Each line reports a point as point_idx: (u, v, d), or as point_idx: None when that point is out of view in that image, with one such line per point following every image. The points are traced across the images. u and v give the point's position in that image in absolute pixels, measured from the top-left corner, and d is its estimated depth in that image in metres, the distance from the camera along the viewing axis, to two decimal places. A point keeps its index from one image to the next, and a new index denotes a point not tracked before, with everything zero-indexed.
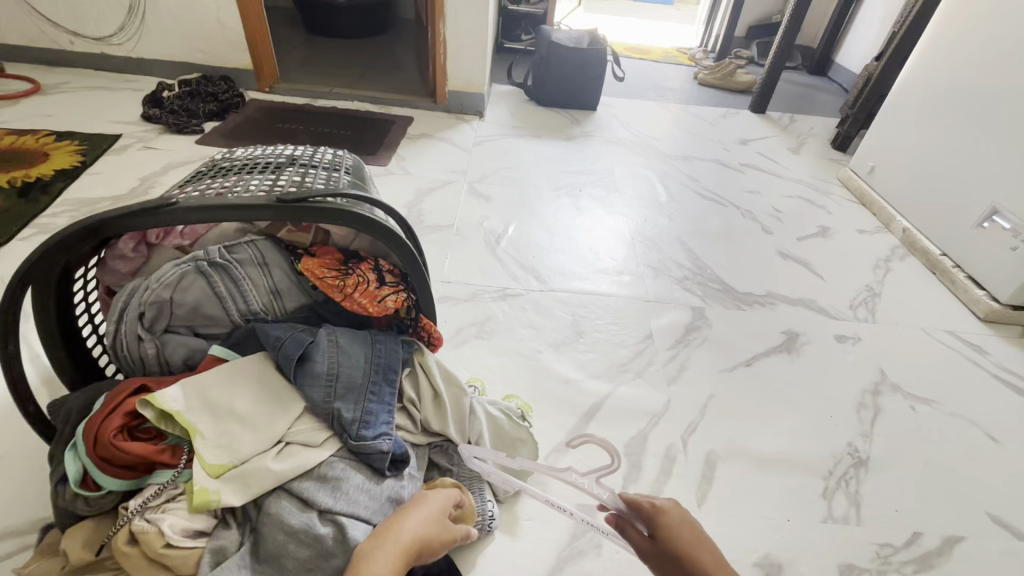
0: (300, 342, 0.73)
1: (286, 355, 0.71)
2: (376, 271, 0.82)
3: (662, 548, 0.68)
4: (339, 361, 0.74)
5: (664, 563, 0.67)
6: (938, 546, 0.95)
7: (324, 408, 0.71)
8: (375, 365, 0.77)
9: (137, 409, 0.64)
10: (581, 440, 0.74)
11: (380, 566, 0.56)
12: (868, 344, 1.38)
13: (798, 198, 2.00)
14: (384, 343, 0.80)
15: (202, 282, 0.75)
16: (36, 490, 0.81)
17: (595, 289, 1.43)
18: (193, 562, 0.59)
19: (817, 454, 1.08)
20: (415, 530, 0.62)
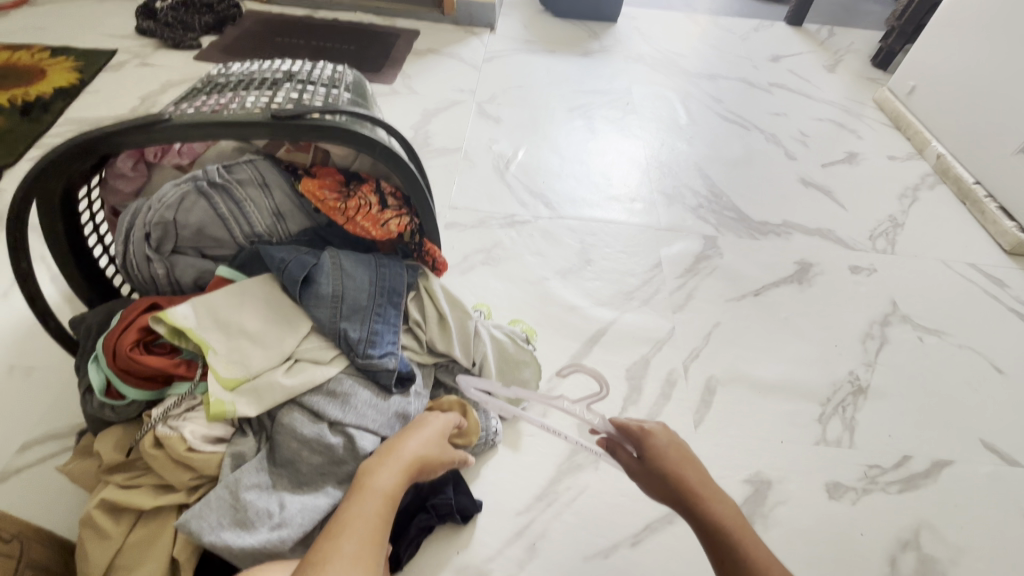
0: (304, 264, 0.74)
1: (291, 277, 0.73)
2: (378, 193, 0.80)
3: (649, 466, 0.71)
4: (344, 283, 0.75)
5: (651, 479, 0.71)
6: (926, 468, 0.98)
7: (331, 327, 0.73)
8: (379, 288, 0.77)
9: (150, 325, 0.66)
10: (570, 368, 0.77)
11: (384, 481, 0.61)
12: (883, 275, 1.35)
13: (828, 121, 1.88)
14: (388, 267, 0.80)
15: (202, 203, 0.74)
16: (70, 399, 0.87)
17: (605, 216, 1.39)
18: (215, 465, 0.64)
19: (817, 381, 1.10)
20: (415, 449, 0.66)
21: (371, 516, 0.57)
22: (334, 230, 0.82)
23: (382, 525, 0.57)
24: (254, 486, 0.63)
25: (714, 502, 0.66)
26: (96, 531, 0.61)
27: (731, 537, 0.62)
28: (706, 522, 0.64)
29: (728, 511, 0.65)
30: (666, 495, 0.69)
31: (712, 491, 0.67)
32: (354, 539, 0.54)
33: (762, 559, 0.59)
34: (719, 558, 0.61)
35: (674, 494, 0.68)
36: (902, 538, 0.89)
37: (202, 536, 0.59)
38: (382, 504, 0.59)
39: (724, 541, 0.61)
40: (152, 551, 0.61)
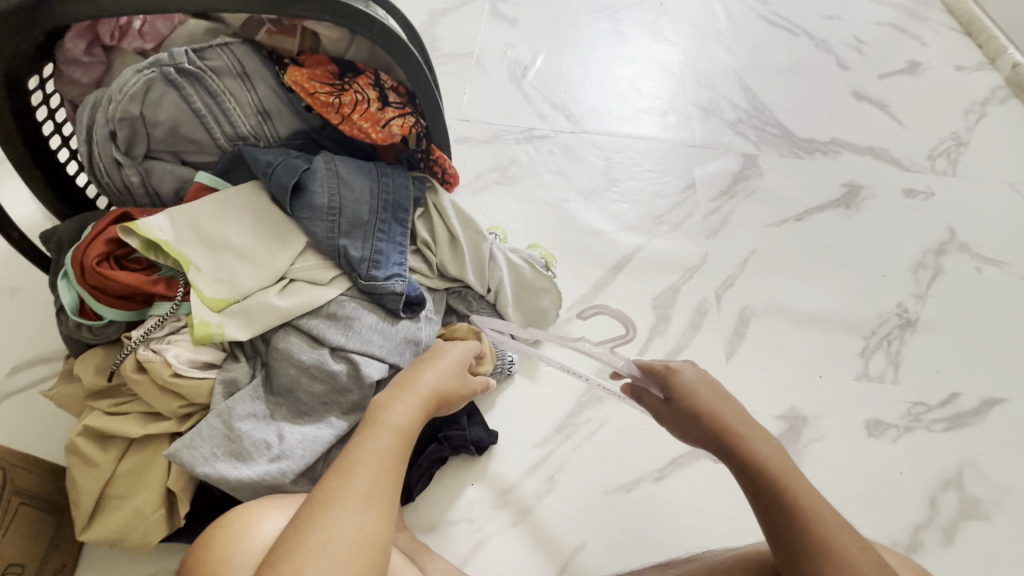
0: (294, 169, 0.64)
1: (279, 184, 0.63)
2: (377, 87, 0.67)
3: (680, 406, 0.65)
4: (341, 194, 0.65)
5: (684, 421, 0.64)
6: (975, 407, 0.91)
7: (328, 243, 0.64)
8: (382, 201, 0.68)
9: (121, 237, 0.58)
10: (592, 311, 0.68)
11: (397, 416, 0.53)
12: (941, 200, 1.21)
13: (891, 20, 1.63)
14: (392, 177, 0.70)
15: (172, 95, 0.64)
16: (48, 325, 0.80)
17: (634, 131, 1.24)
18: (206, 392, 0.58)
19: (862, 313, 1.01)
20: (431, 381, 0.58)
21: (384, 455, 0.49)
22: (329, 134, 0.71)
23: (397, 463, 0.50)
24: (249, 416, 0.58)
25: (758, 443, 0.59)
26: (82, 459, 0.57)
27: (779, 481, 0.55)
28: (749, 465, 0.58)
29: (775, 452, 0.58)
30: (702, 437, 0.62)
31: (755, 431, 0.60)
32: (365, 479, 0.47)
33: (814, 506, 0.53)
34: (766, 504, 0.55)
35: (710, 435, 0.61)
36: (944, 478, 0.83)
37: (195, 467, 0.55)
38: (397, 441, 0.51)
39: (771, 485, 0.55)
40: (145, 481, 0.57)
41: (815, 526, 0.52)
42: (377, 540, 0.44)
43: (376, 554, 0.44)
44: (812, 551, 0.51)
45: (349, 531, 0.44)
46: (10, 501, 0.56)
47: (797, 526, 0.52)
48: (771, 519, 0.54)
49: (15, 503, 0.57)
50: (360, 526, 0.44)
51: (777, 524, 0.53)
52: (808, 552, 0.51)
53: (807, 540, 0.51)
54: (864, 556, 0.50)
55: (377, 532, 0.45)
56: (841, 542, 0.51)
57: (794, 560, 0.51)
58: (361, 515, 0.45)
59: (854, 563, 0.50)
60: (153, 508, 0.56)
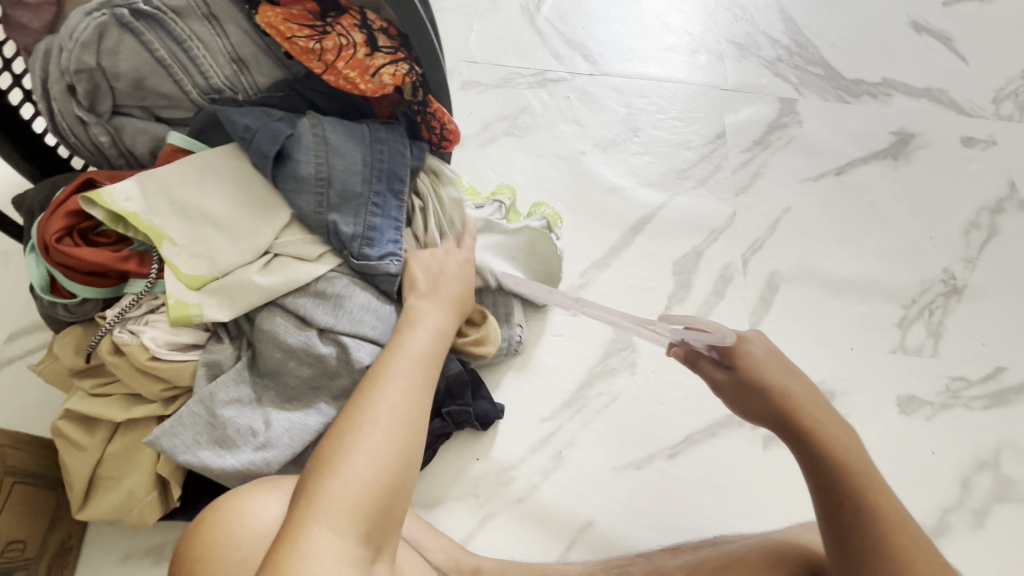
0: (276, 134, 0.57)
1: (260, 152, 0.56)
2: (364, 28, 0.58)
3: (746, 380, 0.59)
4: (329, 163, 0.58)
5: (755, 397, 0.59)
6: (1020, 383, 0.85)
7: (316, 219, 0.58)
8: (376, 171, 0.60)
9: (84, 210, 0.53)
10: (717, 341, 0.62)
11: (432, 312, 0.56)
12: (1003, 150, 1.08)
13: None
14: (387, 143, 0.62)
15: (132, 41, 0.57)
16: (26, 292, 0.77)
17: (660, 73, 1.12)
18: (189, 375, 0.55)
19: (902, 280, 0.92)
20: (455, 281, 0.61)
21: (427, 339, 0.53)
22: (314, 84, 0.63)
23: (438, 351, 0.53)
24: (233, 402, 0.55)
25: (832, 429, 0.54)
26: (70, 441, 0.55)
27: (858, 480, 0.51)
28: (818, 451, 0.53)
29: (851, 440, 0.54)
30: (767, 413, 0.58)
31: (831, 416, 0.55)
32: (415, 354, 0.51)
33: (894, 519, 0.49)
34: (840, 502, 0.50)
35: (779, 416, 0.57)
36: (979, 458, 0.78)
37: (176, 454, 0.53)
38: (436, 337, 0.54)
39: (853, 483, 0.51)
40: (136, 463, 0.55)
41: (893, 538, 0.48)
42: (422, 403, 0.47)
43: (424, 413, 0.48)
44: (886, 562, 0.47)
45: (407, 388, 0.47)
46: (2, 481, 0.55)
47: (869, 535, 0.48)
48: (827, 502, 0.51)
49: (9, 482, 0.55)
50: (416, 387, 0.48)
51: (847, 529, 0.49)
52: (882, 562, 0.47)
53: (886, 551, 0.47)
54: (937, 571, 0.46)
55: (424, 397, 0.48)
56: (919, 556, 0.47)
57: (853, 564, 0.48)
58: (409, 385, 0.48)
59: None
60: (145, 490, 0.55)
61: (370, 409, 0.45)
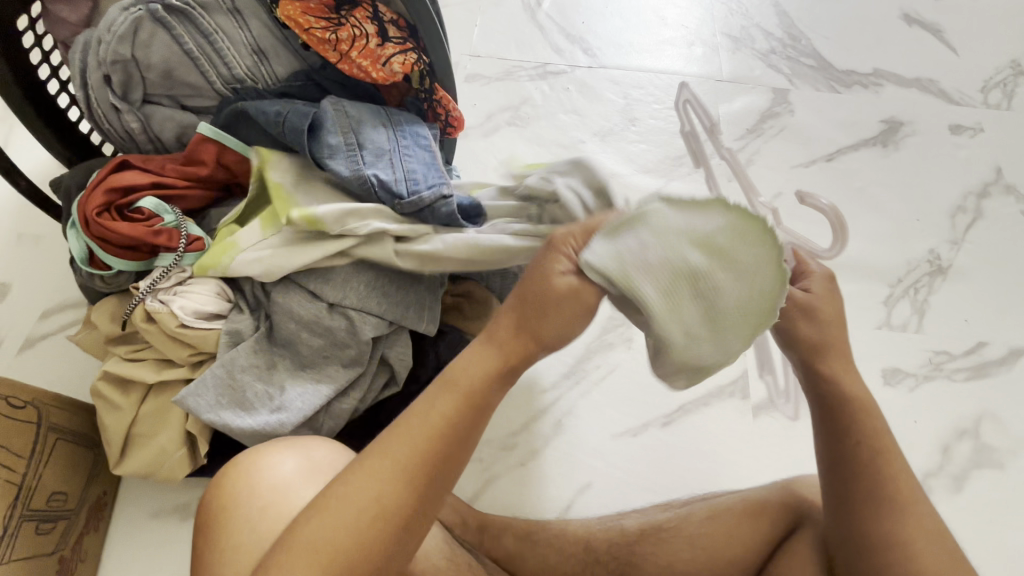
0: (305, 113, 0.61)
1: (294, 128, 0.60)
2: (376, 21, 0.64)
3: (817, 310, 0.52)
4: (356, 130, 0.61)
5: (806, 322, 0.52)
6: (1001, 357, 0.88)
7: (355, 179, 0.59)
8: (398, 131, 0.64)
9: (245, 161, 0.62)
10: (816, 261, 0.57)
11: (471, 366, 0.46)
12: (990, 137, 1.12)
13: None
14: (402, 114, 0.66)
15: (163, 34, 0.62)
16: (66, 272, 0.83)
17: (656, 65, 1.16)
18: (213, 341, 0.60)
19: (889, 260, 0.96)
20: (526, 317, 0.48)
21: (438, 415, 0.44)
22: (330, 74, 0.67)
23: (441, 442, 0.44)
24: (251, 367, 0.59)
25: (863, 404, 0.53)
26: (107, 401, 0.60)
27: (865, 420, 0.53)
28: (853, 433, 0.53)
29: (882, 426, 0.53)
30: (806, 347, 0.53)
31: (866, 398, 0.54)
32: (407, 446, 0.43)
33: (891, 458, 0.52)
34: (856, 446, 0.52)
35: (813, 359, 0.53)
36: (960, 427, 0.82)
37: (200, 413, 0.57)
38: (451, 415, 0.44)
39: (860, 425, 0.53)
40: (167, 422, 0.60)
41: (888, 478, 0.51)
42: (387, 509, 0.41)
43: (388, 521, 0.41)
44: (880, 499, 0.51)
45: (387, 480, 0.42)
46: (46, 437, 0.59)
47: (869, 473, 0.52)
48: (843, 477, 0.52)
49: (53, 438, 0.60)
50: (396, 481, 0.42)
51: (848, 472, 0.52)
52: (874, 498, 0.51)
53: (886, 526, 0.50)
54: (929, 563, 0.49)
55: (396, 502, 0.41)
56: (903, 485, 0.51)
57: (851, 538, 0.51)
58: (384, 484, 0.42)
59: (915, 514, 0.50)
60: (176, 447, 0.60)
61: (338, 497, 0.41)
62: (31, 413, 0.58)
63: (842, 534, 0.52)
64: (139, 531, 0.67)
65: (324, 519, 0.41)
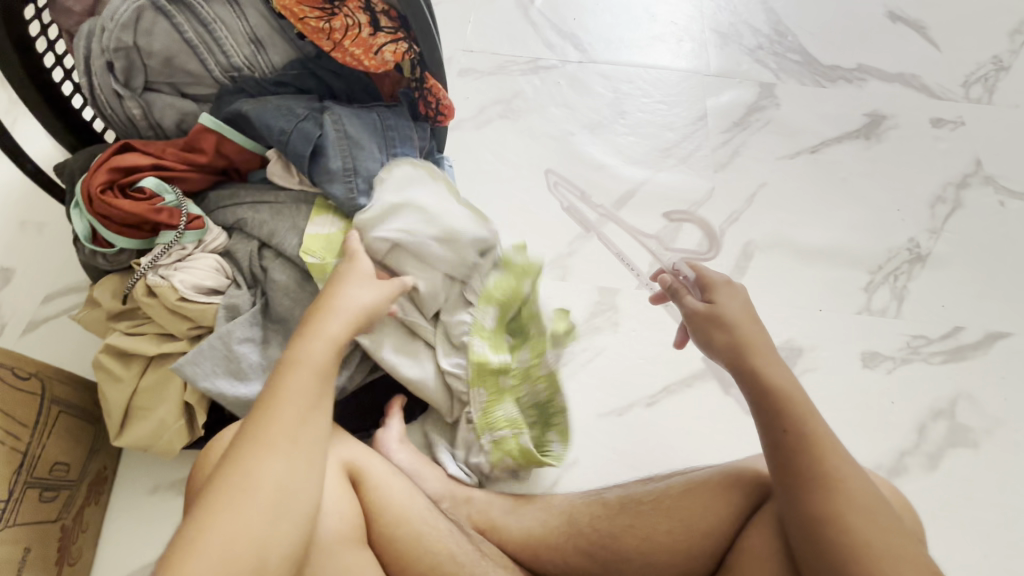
0: (308, 136, 0.65)
1: (298, 154, 0.65)
2: (368, 11, 0.65)
3: (717, 314, 0.62)
4: (354, 156, 0.66)
5: (706, 336, 0.62)
6: (977, 340, 0.91)
7: (351, 205, 0.66)
8: (392, 155, 0.69)
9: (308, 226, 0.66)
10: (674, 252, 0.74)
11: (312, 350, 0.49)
12: (970, 130, 1.14)
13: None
14: (396, 129, 0.70)
15: (164, 23, 0.64)
16: (71, 257, 0.86)
17: (645, 60, 1.19)
18: (211, 315, 0.62)
19: (870, 248, 0.99)
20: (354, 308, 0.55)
21: (295, 393, 0.46)
22: (325, 63, 0.70)
23: (317, 398, 0.47)
24: (247, 339, 0.62)
25: (786, 387, 0.56)
26: (109, 374, 0.63)
27: (792, 407, 0.55)
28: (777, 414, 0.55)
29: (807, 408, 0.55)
30: (727, 351, 0.60)
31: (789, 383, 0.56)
32: (280, 417, 0.44)
33: (822, 441, 0.53)
34: (784, 435, 0.54)
35: (734, 354, 0.59)
36: (936, 408, 0.85)
37: (197, 381, 0.59)
38: (316, 375, 0.47)
39: (788, 413, 0.54)
40: (166, 394, 0.62)
41: (819, 458, 0.52)
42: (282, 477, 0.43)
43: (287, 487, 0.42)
44: (815, 483, 0.51)
45: (258, 469, 0.42)
46: (48, 410, 0.62)
47: (804, 457, 0.53)
48: (780, 458, 0.54)
49: (55, 411, 0.62)
50: (271, 467, 0.42)
51: (784, 460, 0.53)
52: (808, 481, 0.52)
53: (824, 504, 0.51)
54: (871, 538, 0.49)
55: (287, 467, 0.43)
56: (835, 465, 0.52)
57: (795, 517, 0.52)
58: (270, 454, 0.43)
59: (853, 494, 0.51)
60: (175, 418, 0.62)
61: (220, 502, 0.40)
62: (35, 384, 0.60)
63: (792, 517, 0.52)
64: (138, 505, 0.69)
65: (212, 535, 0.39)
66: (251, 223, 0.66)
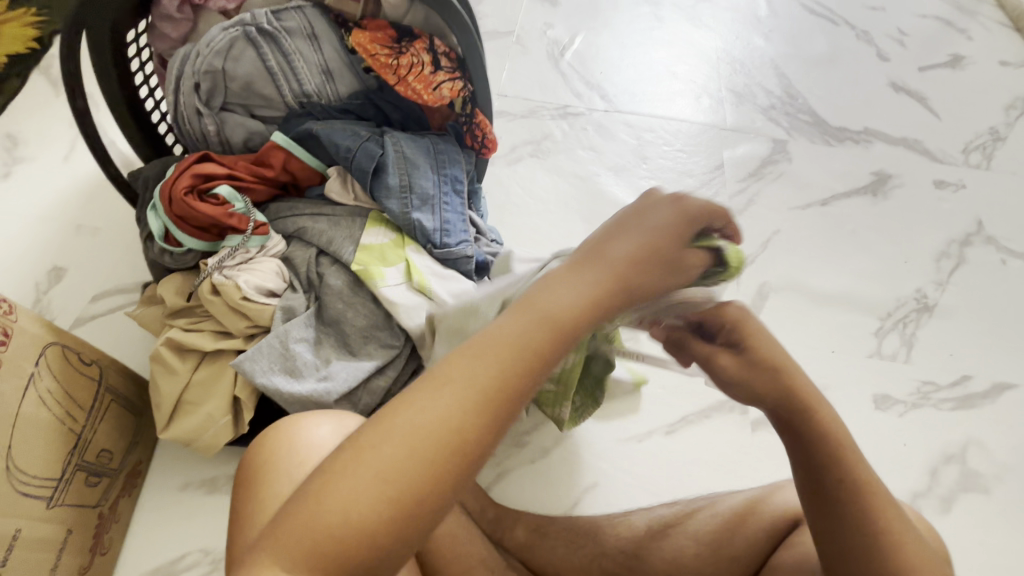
0: (372, 154, 0.71)
1: (360, 169, 0.71)
2: (431, 52, 0.71)
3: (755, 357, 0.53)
4: (410, 174, 0.72)
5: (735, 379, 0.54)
6: (985, 390, 0.94)
7: (403, 219, 0.71)
8: (442, 176, 0.74)
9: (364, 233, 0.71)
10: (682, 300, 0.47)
11: (565, 298, 0.37)
12: (971, 193, 1.21)
13: (945, 2, 1.55)
14: (447, 153, 0.76)
15: (251, 52, 0.71)
16: (131, 258, 0.91)
17: (667, 113, 1.27)
18: (269, 316, 0.66)
19: (880, 296, 1.03)
20: (642, 240, 0.40)
21: (520, 351, 0.35)
22: (385, 95, 0.77)
23: (532, 363, 0.35)
24: (302, 340, 0.65)
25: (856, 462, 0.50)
26: (164, 367, 0.66)
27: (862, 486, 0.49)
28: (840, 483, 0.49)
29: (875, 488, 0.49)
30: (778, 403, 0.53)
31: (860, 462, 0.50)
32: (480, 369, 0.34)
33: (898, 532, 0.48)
34: (838, 513, 0.49)
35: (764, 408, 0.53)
36: (948, 452, 0.87)
37: (254, 376, 0.63)
38: (544, 333, 0.36)
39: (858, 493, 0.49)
40: (216, 390, 0.65)
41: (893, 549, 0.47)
42: (448, 439, 0.32)
43: (450, 458, 0.32)
44: (861, 560, 0.47)
45: (446, 413, 0.33)
46: (103, 397, 0.65)
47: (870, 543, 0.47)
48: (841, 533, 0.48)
49: (107, 399, 0.65)
50: (449, 419, 0.33)
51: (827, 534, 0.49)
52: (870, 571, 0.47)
53: None
54: None
55: (463, 431, 0.33)
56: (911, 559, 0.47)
57: None
58: (448, 410, 0.33)
59: None
60: (222, 414, 0.65)
61: (381, 436, 0.33)
62: (94, 371, 0.64)
63: None
64: (168, 501, 0.70)
65: (361, 457, 0.32)
66: (310, 231, 0.71)
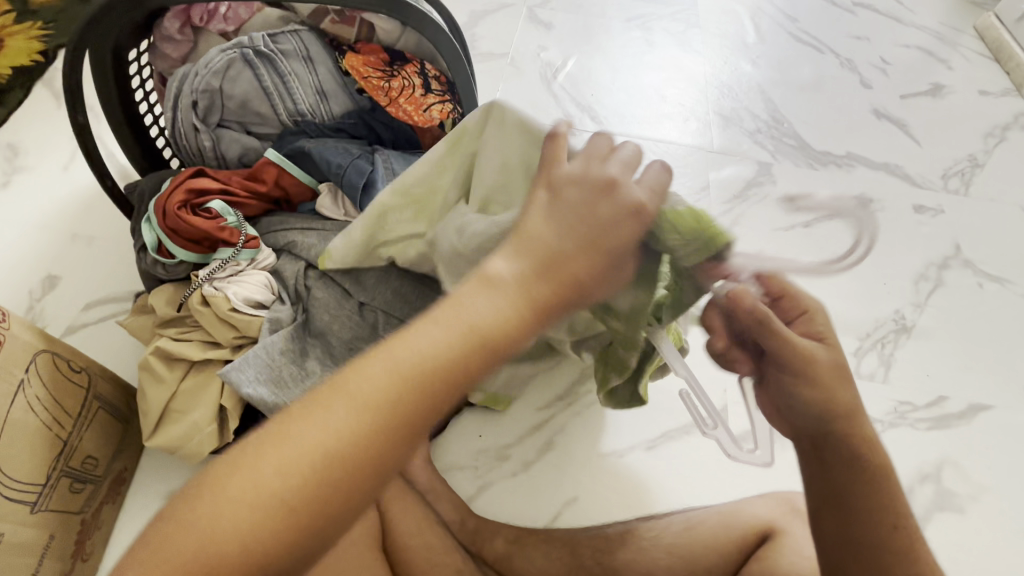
0: (361, 170, 0.73)
1: (351, 184, 0.72)
2: (422, 75, 0.75)
3: (843, 367, 0.54)
4: None
5: (810, 382, 0.54)
6: (960, 410, 0.97)
7: None
8: None
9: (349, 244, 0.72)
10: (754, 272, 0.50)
11: (479, 309, 0.39)
12: (949, 218, 1.25)
13: (927, 34, 1.60)
14: None
15: (248, 73, 0.74)
16: (126, 267, 0.93)
17: (655, 135, 1.31)
18: (256, 327, 0.68)
19: None
20: (570, 244, 0.42)
21: (429, 365, 0.37)
22: (378, 115, 0.79)
23: (435, 386, 0.37)
24: (287, 351, 0.67)
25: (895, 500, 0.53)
26: (153, 375, 0.68)
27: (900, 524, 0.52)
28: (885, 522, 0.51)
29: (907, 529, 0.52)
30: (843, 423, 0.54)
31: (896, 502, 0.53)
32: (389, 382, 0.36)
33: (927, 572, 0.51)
34: (878, 552, 0.50)
35: (824, 423, 0.54)
36: (923, 471, 0.89)
37: (240, 386, 0.64)
38: (456, 351, 0.38)
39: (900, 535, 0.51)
40: (202, 399, 0.66)
41: None
42: (346, 455, 0.35)
43: (345, 472, 0.35)
44: None
45: (349, 427, 0.36)
46: (90, 404, 0.66)
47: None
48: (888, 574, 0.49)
49: (94, 406, 0.66)
50: (352, 433, 0.36)
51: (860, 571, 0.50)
52: None
53: None
54: None
55: (360, 449, 0.35)
56: None
57: None
58: (348, 422, 0.36)
59: None
60: (207, 422, 0.66)
61: (286, 439, 0.35)
62: (83, 378, 0.65)
63: None
64: (149, 509, 0.71)
65: (265, 455, 0.35)
66: (299, 245, 0.72)
